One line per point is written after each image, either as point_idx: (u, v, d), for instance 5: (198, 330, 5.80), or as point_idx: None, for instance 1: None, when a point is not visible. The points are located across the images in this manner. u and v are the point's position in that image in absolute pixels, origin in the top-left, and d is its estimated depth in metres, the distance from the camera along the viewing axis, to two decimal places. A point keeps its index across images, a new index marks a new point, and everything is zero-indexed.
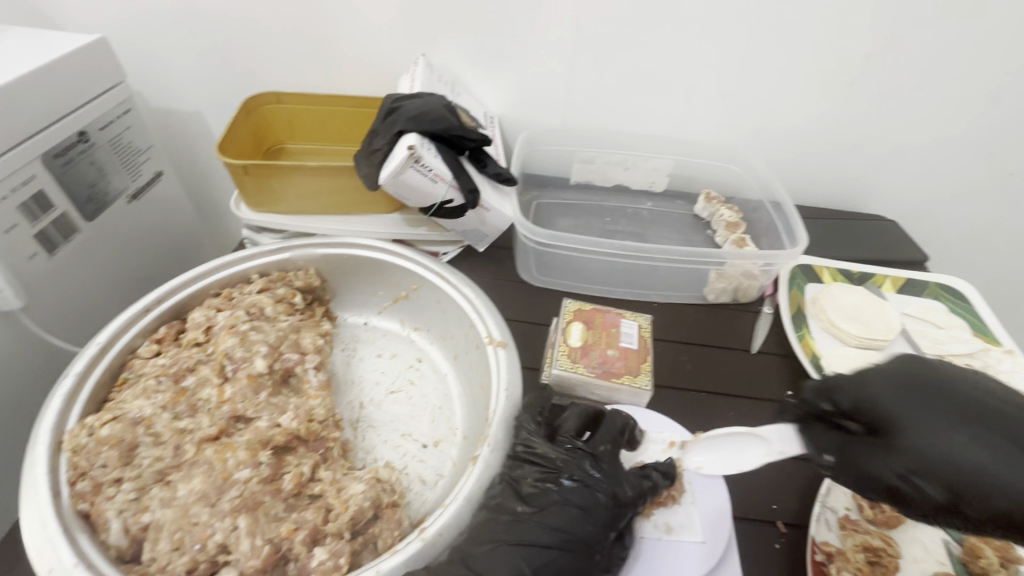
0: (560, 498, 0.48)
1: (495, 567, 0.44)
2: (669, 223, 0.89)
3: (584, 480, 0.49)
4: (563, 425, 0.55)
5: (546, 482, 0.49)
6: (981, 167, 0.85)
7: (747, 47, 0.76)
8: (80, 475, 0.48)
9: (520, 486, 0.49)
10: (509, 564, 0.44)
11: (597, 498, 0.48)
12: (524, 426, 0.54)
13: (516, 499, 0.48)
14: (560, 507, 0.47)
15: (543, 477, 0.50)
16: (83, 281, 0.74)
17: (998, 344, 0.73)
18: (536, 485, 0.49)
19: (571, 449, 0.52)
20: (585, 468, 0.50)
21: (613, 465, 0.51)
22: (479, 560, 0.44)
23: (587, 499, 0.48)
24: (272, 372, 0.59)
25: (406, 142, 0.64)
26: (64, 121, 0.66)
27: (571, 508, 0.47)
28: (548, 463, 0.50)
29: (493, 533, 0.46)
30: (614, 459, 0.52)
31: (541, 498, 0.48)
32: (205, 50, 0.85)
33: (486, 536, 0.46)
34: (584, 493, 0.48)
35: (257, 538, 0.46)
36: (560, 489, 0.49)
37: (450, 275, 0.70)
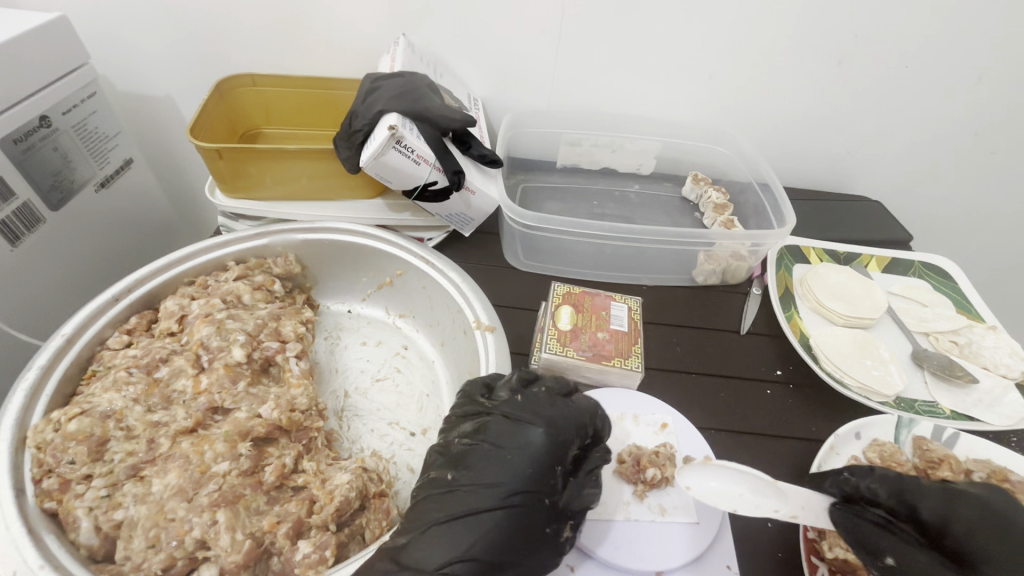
0: (489, 446, 0.45)
1: (431, 555, 0.40)
2: (656, 205, 0.88)
3: (516, 418, 0.46)
4: (498, 382, 0.52)
5: (476, 436, 0.46)
6: (963, 147, 0.85)
7: (734, 26, 0.74)
8: (46, 473, 0.45)
9: (450, 451, 0.47)
10: (445, 542, 0.40)
11: (533, 435, 0.45)
12: (464, 390, 0.53)
13: (449, 467, 0.45)
14: (493, 456, 0.44)
15: (473, 432, 0.47)
16: (48, 270, 0.70)
17: (981, 320, 0.73)
18: (465, 443, 0.46)
19: (506, 397, 0.49)
20: (515, 406, 0.48)
21: (547, 401, 0.48)
22: (410, 552, 0.41)
23: (522, 442, 0.45)
24: (251, 362, 0.57)
25: (386, 122, 0.61)
26: (23, 104, 0.62)
27: (502, 452, 0.44)
28: (479, 413, 0.49)
29: (430, 514, 0.43)
30: (550, 399, 0.49)
31: (471, 456, 0.45)
32: (172, 30, 0.81)
33: (421, 520, 0.43)
34: (516, 433, 0.45)
35: (237, 533, 0.44)
36: (490, 437, 0.46)
37: (435, 260, 0.68)
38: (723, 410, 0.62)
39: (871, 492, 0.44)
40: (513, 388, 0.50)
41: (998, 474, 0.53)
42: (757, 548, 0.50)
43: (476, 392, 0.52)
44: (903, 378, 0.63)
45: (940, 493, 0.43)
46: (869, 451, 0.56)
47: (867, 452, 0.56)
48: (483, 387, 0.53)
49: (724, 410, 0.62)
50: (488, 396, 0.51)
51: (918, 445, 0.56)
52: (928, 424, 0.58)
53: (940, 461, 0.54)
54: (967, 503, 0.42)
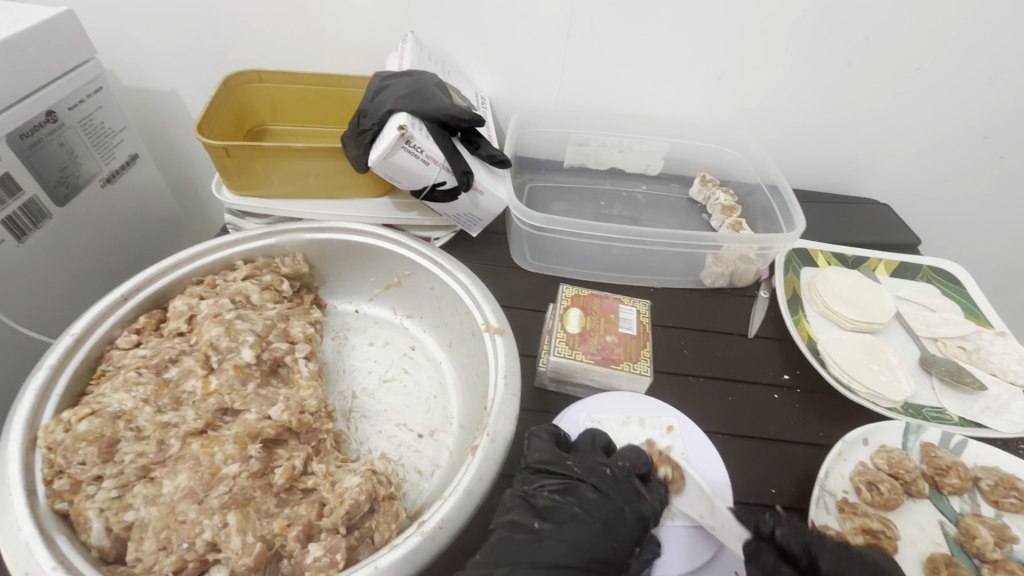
0: (579, 511, 0.47)
1: None
2: (663, 207, 0.88)
3: (604, 491, 0.48)
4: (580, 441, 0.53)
5: (565, 495, 0.48)
6: (974, 150, 0.85)
7: (745, 25, 0.73)
8: (57, 473, 0.45)
9: (535, 501, 0.48)
10: None
11: (619, 511, 0.47)
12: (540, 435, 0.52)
13: (531, 515, 0.47)
14: (581, 520, 0.46)
15: (561, 490, 0.48)
16: (56, 266, 0.70)
17: (989, 326, 0.73)
18: (553, 498, 0.48)
19: (594, 464, 0.50)
20: (606, 479, 0.49)
21: (632, 478, 0.50)
22: None
23: (609, 514, 0.47)
24: (261, 362, 0.57)
25: (396, 122, 0.61)
26: (30, 98, 0.62)
27: (592, 522, 0.46)
28: (566, 474, 0.49)
29: (512, 554, 0.44)
30: (633, 477, 0.50)
31: (561, 513, 0.46)
32: (177, 25, 0.80)
33: (508, 556, 0.44)
34: (606, 506, 0.47)
35: (248, 535, 0.44)
36: (580, 502, 0.47)
37: (444, 261, 0.68)
38: (731, 414, 0.62)
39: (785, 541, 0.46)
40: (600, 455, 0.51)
41: (1007, 481, 0.54)
42: None
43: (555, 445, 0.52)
44: (911, 384, 0.63)
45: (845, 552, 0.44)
46: (845, 524, 0.51)
47: (875, 458, 0.57)
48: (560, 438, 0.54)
49: (731, 414, 0.62)
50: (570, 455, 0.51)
51: (925, 451, 0.57)
52: (936, 430, 0.59)
53: (948, 468, 0.55)
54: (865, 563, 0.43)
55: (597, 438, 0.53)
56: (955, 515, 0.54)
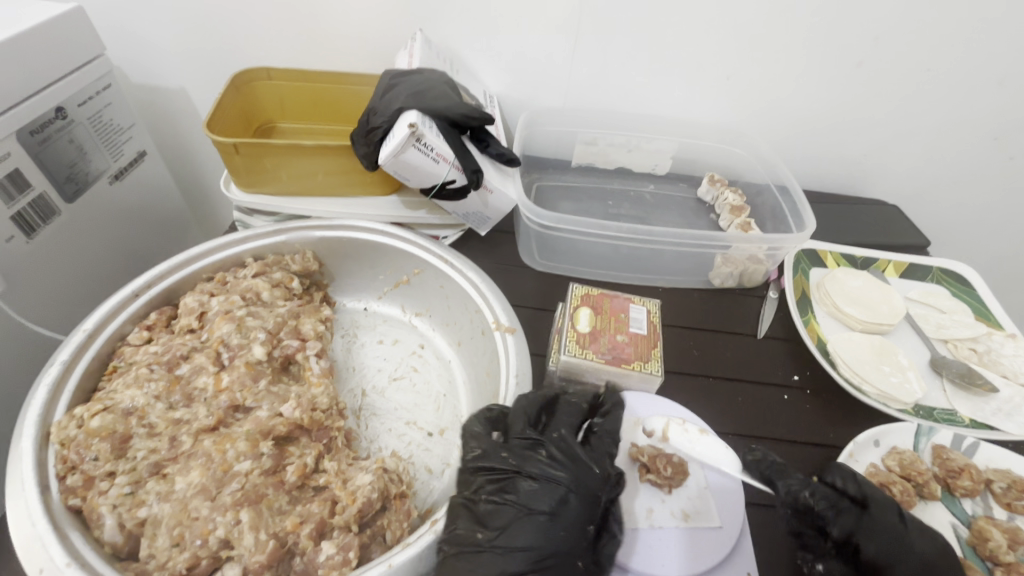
0: (519, 508, 0.42)
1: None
2: (672, 206, 0.87)
3: (543, 477, 0.44)
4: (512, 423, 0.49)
5: (503, 494, 0.43)
6: (984, 152, 0.84)
7: (753, 25, 0.73)
8: (70, 469, 0.45)
9: (476, 507, 0.44)
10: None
11: (564, 493, 0.43)
12: (470, 431, 0.49)
13: (475, 525, 0.43)
14: (525, 519, 0.42)
15: (499, 488, 0.44)
16: (67, 263, 0.70)
17: (1000, 328, 0.73)
18: (493, 501, 0.44)
19: (528, 449, 0.46)
20: (543, 463, 0.45)
21: (573, 450, 0.47)
22: None
23: (553, 500, 0.43)
24: (271, 359, 0.58)
25: (406, 119, 0.61)
26: (41, 95, 0.62)
27: (535, 516, 0.42)
28: (501, 468, 0.45)
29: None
30: (572, 447, 0.47)
31: (500, 516, 0.42)
32: (186, 23, 0.80)
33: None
34: (548, 493, 0.43)
35: (261, 533, 0.44)
36: (520, 497, 0.43)
37: (454, 260, 0.68)
38: (741, 414, 0.62)
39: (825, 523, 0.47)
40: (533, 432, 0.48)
41: (1019, 484, 0.54)
42: (774, 556, 0.50)
43: (481, 437, 0.48)
44: (922, 386, 0.63)
45: (889, 541, 0.45)
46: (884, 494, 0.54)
47: (886, 460, 0.56)
48: (489, 419, 0.51)
49: (742, 414, 0.62)
50: (506, 445, 0.47)
51: (937, 453, 0.57)
52: (948, 433, 0.58)
53: (960, 470, 0.55)
54: (914, 553, 0.45)
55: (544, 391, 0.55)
56: (968, 517, 0.54)
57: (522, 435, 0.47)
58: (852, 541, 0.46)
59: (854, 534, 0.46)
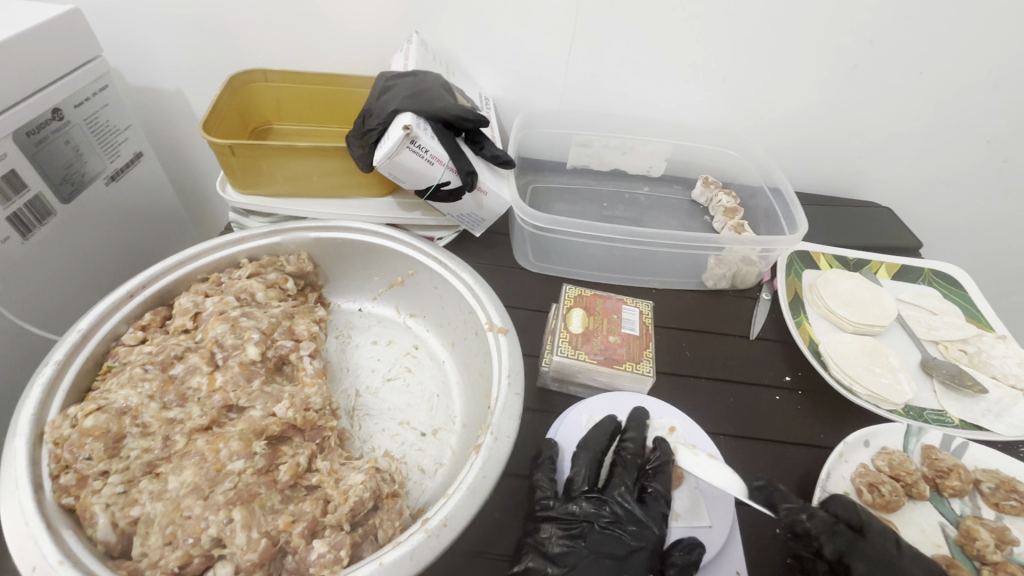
0: (588, 552, 0.48)
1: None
2: (666, 208, 0.88)
3: (608, 527, 0.49)
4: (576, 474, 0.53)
5: (574, 538, 0.49)
6: (976, 154, 0.85)
7: (747, 29, 0.74)
8: (63, 468, 0.45)
9: (546, 546, 0.48)
10: None
11: (627, 543, 0.48)
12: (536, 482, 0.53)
13: (546, 561, 0.47)
14: (594, 562, 0.47)
15: (569, 532, 0.49)
16: (62, 263, 0.71)
17: (990, 330, 0.73)
18: (563, 543, 0.48)
19: (592, 503, 0.51)
20: (609, 514, 0.50)
21: (631, 505, 0.51)
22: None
23: (619, 548, 0.48)
24: (266, 360, 0.58)
25: (401, 121, 0.61)
26: (37, 95, 0.62)
27: (603, 559, 0.47)
28: (571, 517, 0.49)
29: None
30: (632, 506, 0.51)
31: (571, 557, 0.47)
32: (182, 23, 0.80)
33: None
34: (613, 540, 0.49)
35: (253, 531, 0.44)
36: (588, 542, 0.49)
37: (448, 261, 0.68)
38: (733, 415, 0.62)
39: (820, 545, 0.48)
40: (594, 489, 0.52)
41: (1007, 484, 0.54)
42: (764, 555, 0.50)
43: (548, 489, 0.52)
44: (912, 386, 0.64)
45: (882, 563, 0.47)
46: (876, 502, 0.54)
47: (876, 460, 0.57)
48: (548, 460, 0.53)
49: (734, 415, 0.62)
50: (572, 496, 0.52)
51: (926, 453, 0.57)
52: (937, 433, 0.59)
53: (949, 470, 0.55)
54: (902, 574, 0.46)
55: (603, 426, 0.55)
56: (956, 517, 0.55)
57: (584, 487, 0.52)
58: (843, 562, 0.47)
59: (845, 554, 0.47)
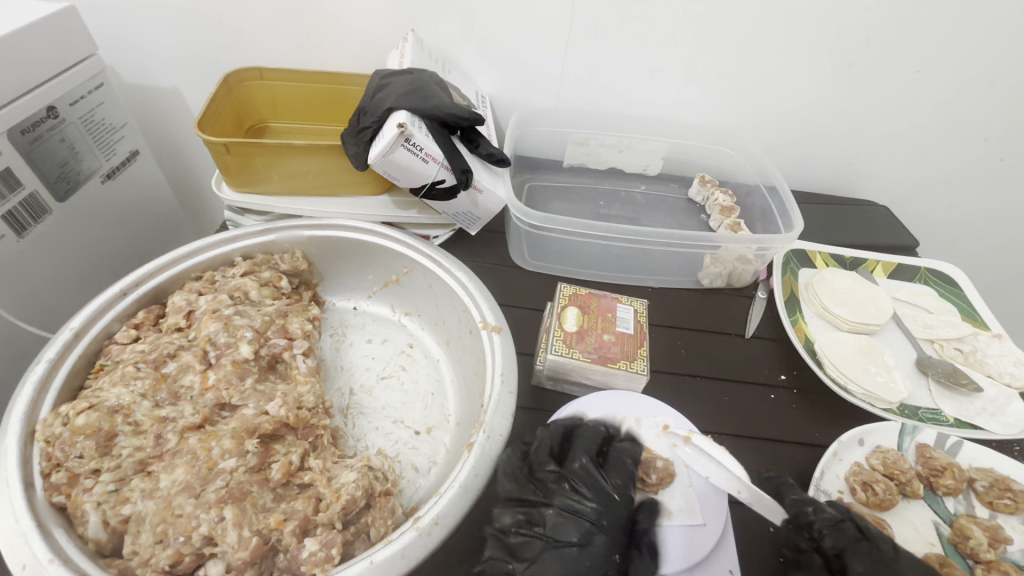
0: (548, 540, 0.47)
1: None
2: (663, 207, 0.88)
3: (568, 509, 0.48)
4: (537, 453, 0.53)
5: (532, 527, 0.48)
6: (972, 153, 0.85)
7: (744, 27, 0.74)
8: (55, 467, 0.45)
9: (508, 538, 0.48)
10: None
11: (588, 525, 0.47)
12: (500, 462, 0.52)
13: (506, 554, 0.47)
14: (553, 550, 0.46)
15: (528, 522, 0.48)
16: (56, 262, 0.70)
17: (987, 328, 0.73)
18: (522, 534, 0.48)
19: (553, 483, 0.50)
20: (568, 496, 0.49)
21: (591, 481, 0.50)
22: None
23: (579, 532, 0.47)
24: (259, 359, 0.58)
25: (396, 119, 0.61)
26: (31, 93, 0.62)
27: (563, 547, 0.46)
28: (530, 502, 0.49)
29: None
30: (592, 476, 0.50)
31: (530, 548, 0.46)
32: (179, 21, 0.80)
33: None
34: (573, 526, 0.47)
35: (245, 529, 0.44)
36: (547, 529, 0.47)
37: (442, 259, 0.68)
38: (728, 413, 0.62)
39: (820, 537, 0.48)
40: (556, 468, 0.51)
41: (1001, 483, 0.54)
42: (758, 554, 0.51)
43: (511, 471, 0.51)
44: (907, 385, 0.64)
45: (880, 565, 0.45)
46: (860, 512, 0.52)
47: (870, 459, 0.57)
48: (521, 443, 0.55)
49: (728, 413, 0.62)
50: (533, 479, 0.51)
51: (921, 452, 0.57)
52: (932, 431, 0.59)
53: (943, 468, 0.55)
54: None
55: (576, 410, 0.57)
56: (950, 515, 0.55)
57: (546, 468, 0.51)
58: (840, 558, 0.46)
59: (844, 551, 0.46)
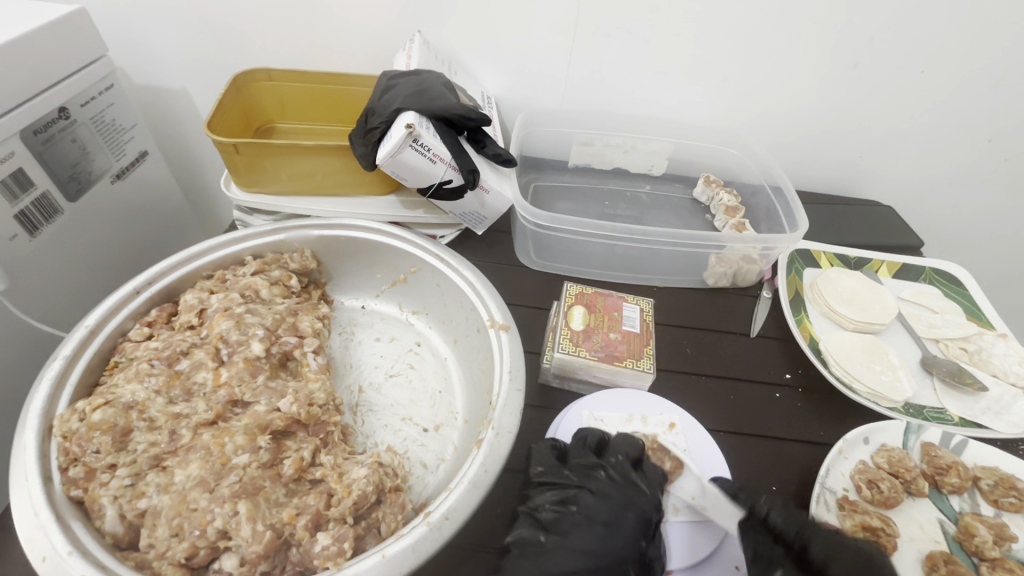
0: (578, 518, 0.48)
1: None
2: (668, 207, 0.88)
3: (601, 492, 0.50)
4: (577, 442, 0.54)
5: (564, 505, 0.49)
6: (977, 153, 0.85)
7: (748, 28, 0.74)
8: (72, 461, 0.46)
9: (538, 515, 0.49)
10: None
11: (619, 510, 0.48)
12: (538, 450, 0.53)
13: (538, 529, 0.48)
14: (583, 526, 0.48)
15: (561, 501, 0.49)
16: (68, 261, 0.71)
17: (992, 328, 0.73)
18: (554, 511, 0.49)
19: (589, 469, 0.51)
20: (602, 482, 0.50)
21: (626, 472, 0.51)
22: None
23: (611, 515, 0.48)
24: (270, 356, 0.59)
25: (404, 120, 0.62)
26: (44, 95, 0.63)
27: (594, 526, 0.48)
28: (565, 484, 0.50)
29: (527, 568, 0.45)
30: (627, 470, 0.51)
31: (562, 524, 0.48)
32: (186, 22, 0.81)
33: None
34: (606, 507, 0.49)
35: (258, 523, 0.45)
36: (579, 508, 0.49)
37: (449, 258, 0.69)
38: (734, 412, 0.63)
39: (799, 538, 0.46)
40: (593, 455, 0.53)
41: (1006, 481, 0.55)
42: None
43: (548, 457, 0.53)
44: (912, 384, 0.64)
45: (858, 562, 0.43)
46: (845, 520, 0.52)
47: (876, 457, 0.57)
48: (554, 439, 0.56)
49: (734, 412, 0.63)
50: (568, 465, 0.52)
51: (926, 451, 0.57)
52: (937, 431, 0.59)
53: (948, 467, 0.56)
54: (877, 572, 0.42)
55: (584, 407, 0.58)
56: (955, 514, 0.55)
57: (583, 454, 0.53)
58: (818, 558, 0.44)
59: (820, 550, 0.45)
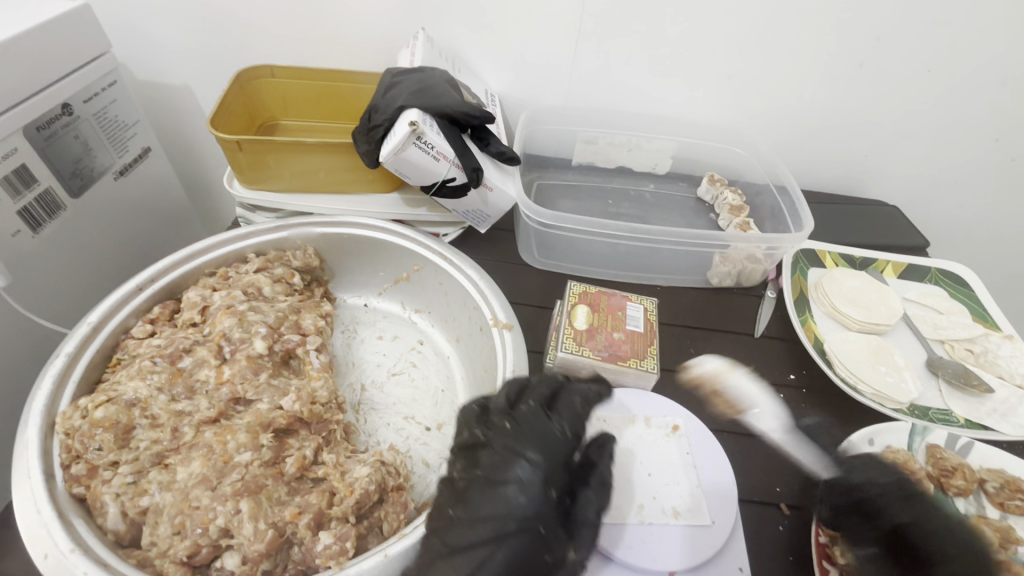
0: (484, 479, 0.44)
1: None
2: (672, 207, 0.88)
3: (509, 447, 0.45)
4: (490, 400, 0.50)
5: (471, 469, 0.45)
6: (984, 153, 0.84)
7: (754, 27, 0.74)
8: (74, 458, 0.46)
9: (450, 481, 0.45)
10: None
11: (527, 464, 0.44)
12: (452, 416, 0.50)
13: (449, 498, 0.44)
14: (489, 489, 0.43)
15: (468, 463, 0.45)
16: (70, 258, 0.71)
17: (998, 329, 0.73)
18: (463, 475, 0.45)
19: (498, 424, 0.47)
20: (509, 434, 0.46)
21: (535, 420, 0.47)
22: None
23: (519, 471, 0.43)
24: (273, 354, 0.58)
25: (408, 117, 0.61)
26: (47, 91, 0.63)
27: (500, 486, 0.43)
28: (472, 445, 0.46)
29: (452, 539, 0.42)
30: (539, 418, 0.48)
31: (468, 490, 0.43)
32: (190, 19, 0.81)
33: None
34: (512, 463, 0.44)
35: (260, 522, 0.45)
36: (485, 469, 0.44)
37: (452, 257, 0.69)
38: None
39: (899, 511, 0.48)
40: (502, 408, 0.49)
41: (1012, 484, 0.54)
42: (768, 551, 0.51)
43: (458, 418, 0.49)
44: (918, 385, 0.63)
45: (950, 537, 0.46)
46: None
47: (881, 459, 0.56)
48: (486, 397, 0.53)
49: None
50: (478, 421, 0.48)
51: (931, 452, 0.57)
52: (943, 432, 0.59)
53: (953, 469, 0.55)
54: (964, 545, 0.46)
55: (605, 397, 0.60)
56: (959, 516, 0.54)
57: (493, 411, 0.49)
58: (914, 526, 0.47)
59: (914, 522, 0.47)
